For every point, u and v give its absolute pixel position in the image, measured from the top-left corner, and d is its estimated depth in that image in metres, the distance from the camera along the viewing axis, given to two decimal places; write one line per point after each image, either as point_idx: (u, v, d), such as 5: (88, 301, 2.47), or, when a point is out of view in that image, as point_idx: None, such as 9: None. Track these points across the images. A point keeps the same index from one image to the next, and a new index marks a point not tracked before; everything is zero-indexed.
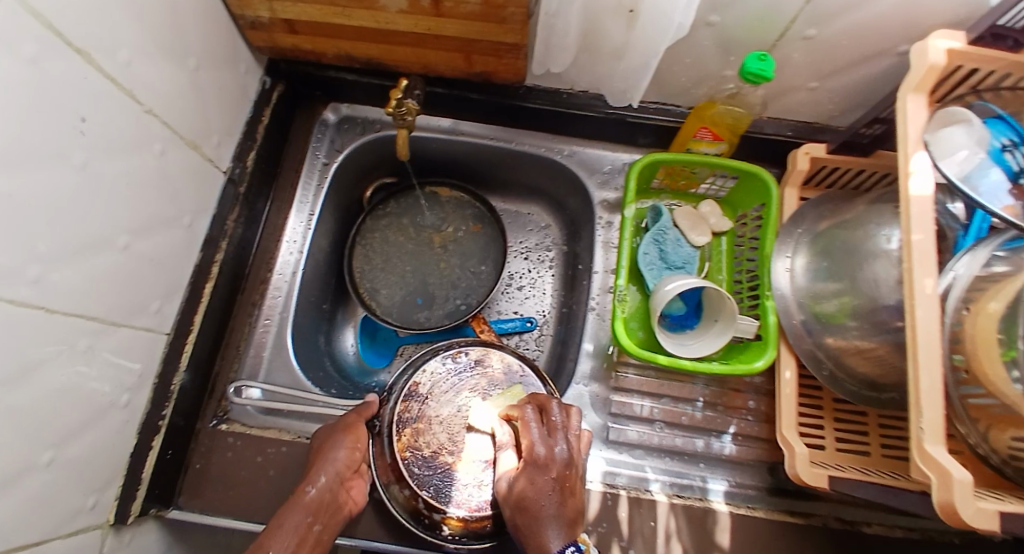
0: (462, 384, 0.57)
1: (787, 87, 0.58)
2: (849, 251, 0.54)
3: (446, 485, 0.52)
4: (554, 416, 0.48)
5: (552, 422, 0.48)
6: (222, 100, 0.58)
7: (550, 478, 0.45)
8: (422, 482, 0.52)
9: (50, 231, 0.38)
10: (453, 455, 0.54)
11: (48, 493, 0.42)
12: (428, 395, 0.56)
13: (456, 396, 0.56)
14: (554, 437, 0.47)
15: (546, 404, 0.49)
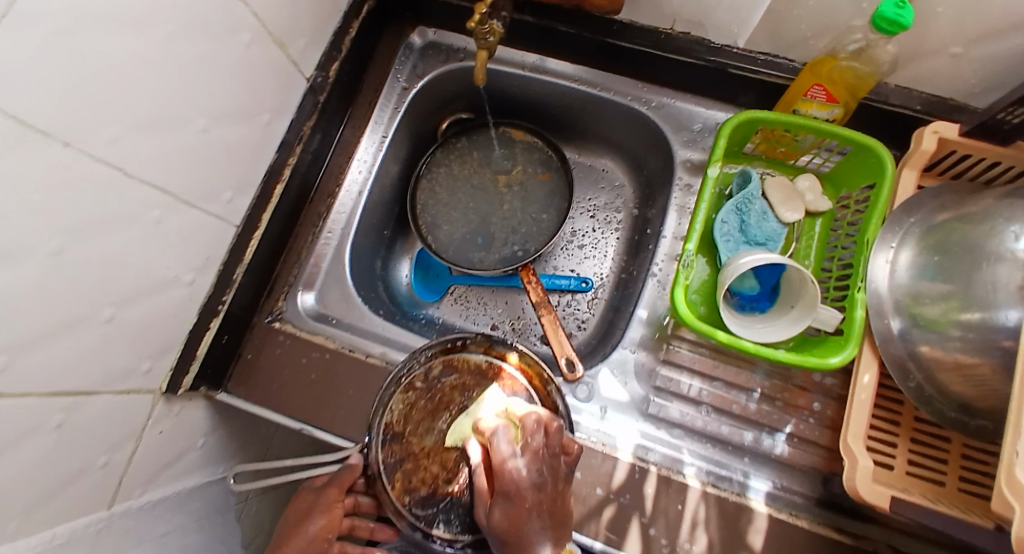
0: (435, 408, 0.56)
1: (924, 51, 0.48)
2: (967, 248, 0.46)
3: (451, 515, 0.53)
4: (532, 437, 0.47)
5: (530, 444, 0.47)
6: (314, 3, 0.58)
7: (527, 505, 0.45)
8: (431, 522, 0.52)
9: (126, 97, 0.39)
10: (450, 484, 0.53)
11: (102, 346, 0.45)
12: (404, 431, 0.55)
13: (435, 420, 0.56)
14: (528, 457, 0.46)
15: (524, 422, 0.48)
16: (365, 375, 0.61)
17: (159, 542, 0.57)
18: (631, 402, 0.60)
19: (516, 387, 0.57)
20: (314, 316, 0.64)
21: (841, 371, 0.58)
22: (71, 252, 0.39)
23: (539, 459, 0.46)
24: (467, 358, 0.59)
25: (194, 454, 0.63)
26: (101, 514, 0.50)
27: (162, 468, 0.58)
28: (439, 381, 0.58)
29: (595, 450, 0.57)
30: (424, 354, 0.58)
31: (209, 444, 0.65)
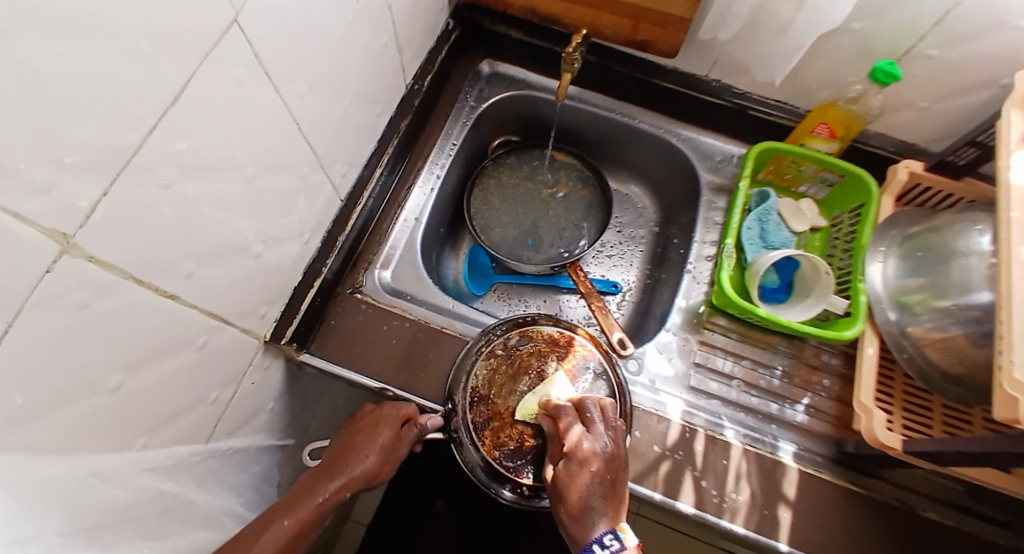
0: (516, 373, 0.64)
1: (900, 104, 0.67)
2: (942, 247, 0.60)
3: (538, 466, 0.60)
4: (590, 413, 0.56)
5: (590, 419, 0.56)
6: (425, 24, 0.71)
7: (591, 470, 0.51)
8: (520, 472, 0.60)
9: (299, 70, 0.48)
10: (533, 440, 0.61)
11: (246, 277, 0.51)
12: (490, 393, 0.63)
13: (516, 384, 0.64)
14: (598, 436, 0.54)
15: (582, 403, 0.57)
16: (443, 344, 0.67)
17: (235, 491, 0.60)
18: (676, 376, 0.69)
19: (588, 354, 0.67)
20: (389, 291, 0.71)
21: (840, 352, 0.70)
22: (257, 181, 0.47)
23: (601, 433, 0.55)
24: (540, 330, 0.68)
25: (261, 417, 0.64)
26: (198, 447, 0.52)
27: (244, 418, 0.60)
28: (518, 349, 0.66)
29: (650, 413, 0.65)
30: (501, 327, 0.67)
31: (274, 410, 0.67)
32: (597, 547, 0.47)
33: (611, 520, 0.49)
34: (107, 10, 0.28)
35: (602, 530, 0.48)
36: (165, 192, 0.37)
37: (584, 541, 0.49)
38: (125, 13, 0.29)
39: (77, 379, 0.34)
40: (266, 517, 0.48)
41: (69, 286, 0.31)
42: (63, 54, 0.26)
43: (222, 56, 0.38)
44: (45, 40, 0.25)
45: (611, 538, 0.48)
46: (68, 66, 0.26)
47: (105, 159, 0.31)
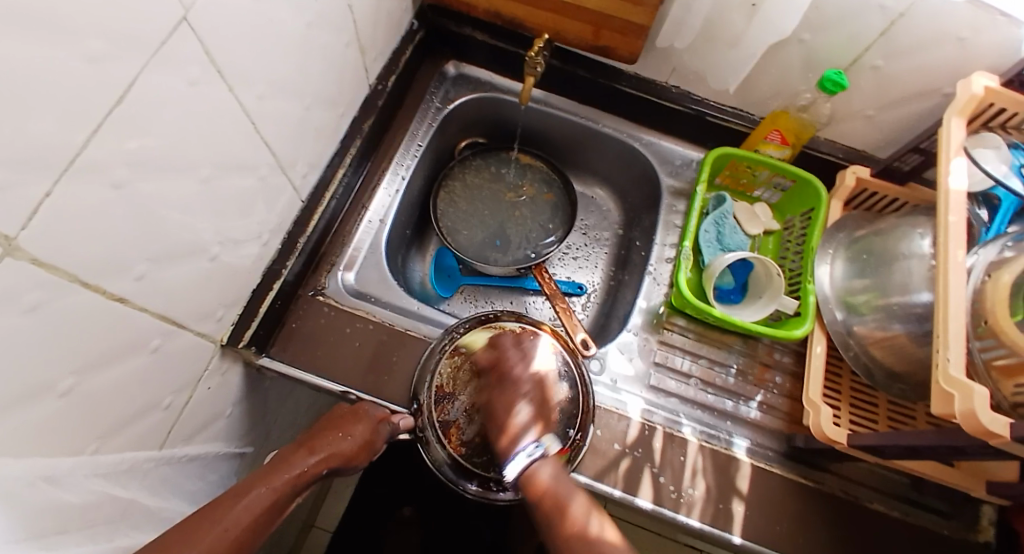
0: (478, 370, 0.66)
1: (848, 112, 0.71)
2: (885, 249, 0.63)
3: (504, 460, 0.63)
4: (527, 343, 0.68)
5: (526, 351, 0.67)
6: (389, 26, 0.70)
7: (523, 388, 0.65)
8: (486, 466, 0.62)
9: (259, 71, 0.47)
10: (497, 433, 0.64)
11: (202, 279, 0.50)
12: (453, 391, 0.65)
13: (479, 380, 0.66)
14: (527, 360, 0.67)
15: (520, 333, 0.68)
16: (407, 346, 0.67)
17: (188, 499, 0.58)
18: (636, 376, 0.71)
19: (551, 349, 0.68)
20: (353, 293, 0.71)
21: (791, 350, 0.73)
22: (214, 182, 0.47)
23: (533, 360, 0.67)
24: (503, 327, 0.69)
25: (220, 423, 0.63)
26: (153, 454, 0.51)
27: (201, 425, 0.59)
28: (481, 347, 0.68)
29: (611, 411, 0.67)
30: (463, 325, 0.67)
31: (233, 416, 0.66)
32: (527, 450, 0.61)
33: (539, 433, 0.62)
34: (60, 12, 0.27)
35: (530, 439, 0.61)
36: (117, 192, 0.36)
37: (508, 450, 0.61)
38: (79, 15, 0.28)
39: (25, 383, 0.33)
40: (244, 484, 0.50)
41: (19, 288, 0.30)
42: (18, 53, 0.25)
43: (177, 52, 0.37)
44: (4, 40, 0.24)
45: (535, 446, 0.61)
46: (18, 65, 0.26)
47: (51, 161, 0.30)
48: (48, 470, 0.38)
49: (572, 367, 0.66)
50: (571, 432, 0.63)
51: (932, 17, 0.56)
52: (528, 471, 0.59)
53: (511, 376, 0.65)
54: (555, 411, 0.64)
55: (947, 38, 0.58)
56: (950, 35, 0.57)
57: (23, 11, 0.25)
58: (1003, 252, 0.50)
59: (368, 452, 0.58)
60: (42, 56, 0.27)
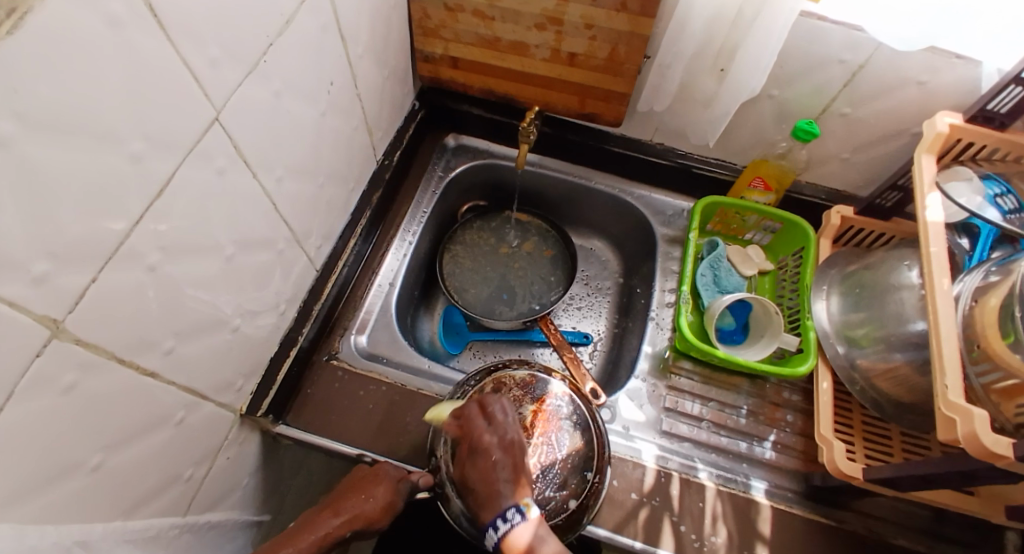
0: None
1: (824, 156, 0.75)
2: (878, 284, 0.65)
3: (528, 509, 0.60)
4: (494, 407, 0.61)
5: (494, 416, 0.60)
6: (392, 108, 0.77)
7: (494, 459, 0.57)
8: None
9: (278, 157, 0.52)
10: None
11: (222, 352, 0.53)
12: None
13: None
14: (490, 412, 0.60)
15: (484, 399, 0.61)
16: (418, 405, 0.69)
17: None
18: (648, 422, 0.71)
19: (562, 393, 0.67)
20: (366, 356, 0.73)
21: (800, 389, 0.74)
22: (237, 260, 0.50)
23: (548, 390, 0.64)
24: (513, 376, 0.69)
25: (238, 493, 0.64)
26: (178, 520, 0.52)
27: (219, 496, 0.60)
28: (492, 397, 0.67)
29: (626, 459, 0.67)
30: (474, 378, 0.67)
31: (250, 486, 0.66)
32: (500, 521, 0.54)
33: (516, 495, 0.56)
34: (100, 126, 0.31)
35: (507, 506, 0.55)
36: (150, 275, 0.39)
37: (491, 515, 0.55)
38: (118, 122, 0.32)
39: (57, 463, 0.35)
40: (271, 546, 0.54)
41: (56, 371, 0.33)
42: (61, 158, 0.29)
43: (207, 148, 0.41)
44: (47, 148, 0.28)
45: (515, 512, 0.54)
46: (62, 172, 0.29)
47: (90, 253, 0.33)
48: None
49: (583, 409, 0.66)
50: (589, 475, 0.62)
51: (887, 70, 0.61)
52: (506, 537, 0.54)
53: (481, 447, 0.58)
54: (570, 454, 0.63)
55: (908, 84, 0.62)
56: (909, 83, 0.62)
57: (64, 125, 0.29)
58: (988, 277, 0.51)
59: (390, 514, 0.58)
60: (83, 162, 0.30)
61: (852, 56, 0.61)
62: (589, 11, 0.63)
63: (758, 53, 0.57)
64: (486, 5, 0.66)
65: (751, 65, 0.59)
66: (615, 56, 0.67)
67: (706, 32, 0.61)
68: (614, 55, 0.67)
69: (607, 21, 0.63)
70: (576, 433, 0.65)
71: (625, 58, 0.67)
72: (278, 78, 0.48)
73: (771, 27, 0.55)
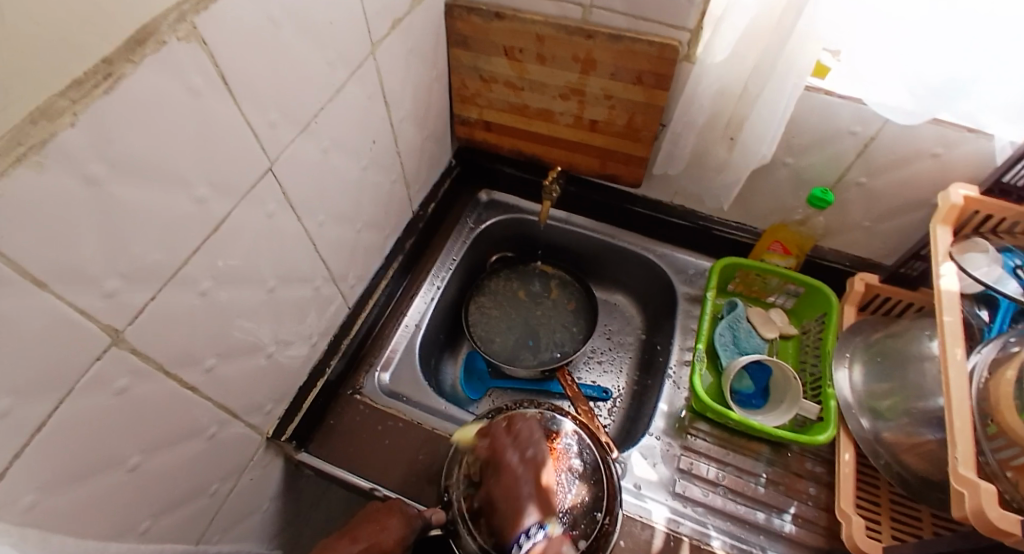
0: None
1: (845, 223, 0.76)
2: (901, 353, 0.63)
3: None
4: (519, 428, 0.67)
5: (519, 435, 0.66)
6: (430, 166, 0.85)
7: (520, 470, 0.64)
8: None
9: (323, 205, 0.60)
10: None
11: (257, 375, 0.58)
12: (479, 481, 0.65)
13: None
14: (523, 447, 0.65)
15: (513, 420, 0.68)
16: (430, 444, 0.71)
17: None
18: (660, 481, 0.70)
19: (570, 432, 0.69)
20: (387, 393, 0.77)
21: (824, 460, 0.71)
22: (277, 293, 0.57)
23: (528, 447, 0.66)
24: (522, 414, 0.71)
25: (256, 517, 0.67)
26: (190, 548, 0.55)
27: (238, 518, 0.63)
28: None
29: (634, 518, 0.66)
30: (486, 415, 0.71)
31: (269, 512, 0.70)
32: (524, 538, 0.59)
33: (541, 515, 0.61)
34: (170, 170, 0.38)
35: (531, 522, 0.60)
36: (202, 299, 0.45)
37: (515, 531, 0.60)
38: (187, 166, 0.39)
39: (98, 460, 0.40)
40: None
41: (112, 374, 0.39)
42: (140, 197, 0.36)
43: (261, 193, 0.49)
44: (129, 188, 0.35)
45: (538, 529, 0.60)
46: (137, 208, 0.36)
47: (152, 276, 0.39)
48: (94, 550, 0.42)
49: (595, 450, 0.67)
50: (599, 515, 0.63)
51: (900, 140, 0.63)
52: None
53: (505, 465, 0.64)
54: (582, 492, 0.65)
55: (922, 155, 0.64)
56: (924, 154, 0.64)
57: (144, 172, 0.36)
58: (1009, 346, 0.50)
59: (404, 547, 0.59)
60: (156, 203, 0.38)
61: (862, 127, 0.64)
62: (608, 84, 0.69)
63: (765, 123, 0.62)
64: (516, 78, 0.74)
65: (759, 135, 0.63)
66: (632, 124, 0.73)
67: (715, 104, 0.66)
68: (632, 123, 0.73)
69: (624, 93, 0.69)
70: (583, 478, 0.66)
71: (642, 125, 0.73)
72: (328, 140, 0.56)
73: (775, 98, 0.58)
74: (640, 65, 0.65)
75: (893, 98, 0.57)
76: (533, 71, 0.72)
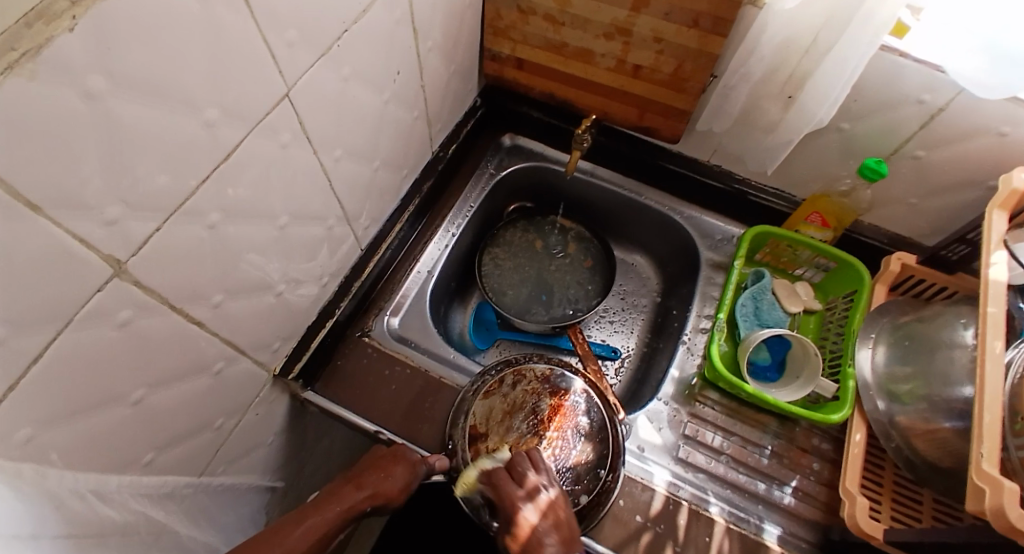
0: (513, 410, 0.67)
1: (890, 198, 0.72)
2: (929, 339, 0.61)
3: None
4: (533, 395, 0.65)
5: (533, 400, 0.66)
6: (454, 102, 0.79)
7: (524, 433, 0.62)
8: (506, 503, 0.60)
9: (340, 139, 0.55)
10: None
11: (265, 314, 0.56)
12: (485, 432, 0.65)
13: (512, 419, 0.67)
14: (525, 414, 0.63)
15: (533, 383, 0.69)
16: (437, 392, 0.70)
17: (218, 528, 0.62)
18: (664, 446, 0.70)
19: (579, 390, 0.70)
20: (395, 338, 0.75)
21: (832, 437, 0.70)
22: (289, 229, 0.53)
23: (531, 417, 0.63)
24: (533, 371, 0.71)
25: (260, 451, 0.68)
26: (192, 480, 0.55)
27: (242, 452, 0.63)
28: (512, 389, 0.69)
29: (635, 480, 0.66)
30: (495, 368, 0.70)
31: (274, 445, 0.70)
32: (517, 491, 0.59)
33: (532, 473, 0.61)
34: (175, 88, 0.34)
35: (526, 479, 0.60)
36: (209, 232, 0.42)
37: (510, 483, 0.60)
38: (196, 87, 0.35)
39: (99, 395, 0.38)
40: (296, 515, 0.53)
41: (113, 306, 0.36)
42: (144, 117, 0.32)
43: (275, 120, 0.44)
44: (128, 111, 0.31)
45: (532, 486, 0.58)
46: (138, 129, 0.32)
47: (157, 205, 0.36)
48: (94, 482, 0.42)
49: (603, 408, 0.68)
50: (602, 472, 0.64)
51: (971, 113, 0.58)
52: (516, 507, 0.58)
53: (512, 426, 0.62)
54: (586, 447, 0.65)
55: (987, 133, 0.59)
56: (990, 132, 0.58)
57: (146, 89, 0.32)
58: None
59: (406, 493, 0.60)
60: (160, 125, 0.34)
61: (933, 95, 0.58)
62: (660, 25, 0.62)
63: (828, 85, 0.56)
64: (557, 10, 0.67)
65: (819, 97, 0.58)
66: (678, 73, 0.67)
67: (776, 58, 0.60)
68: (678, 72, 0.67)
69: (676, 37, 0.63)
70: (589, 435, 0.66)
71: (689, 76, 0.67)
72: (350, 65, 0.51)
73: (845, 56, 0.53)
74: (698, 6, 0.58)
75: (970, 66, 0.50)
76: (576, 5, 0.65)
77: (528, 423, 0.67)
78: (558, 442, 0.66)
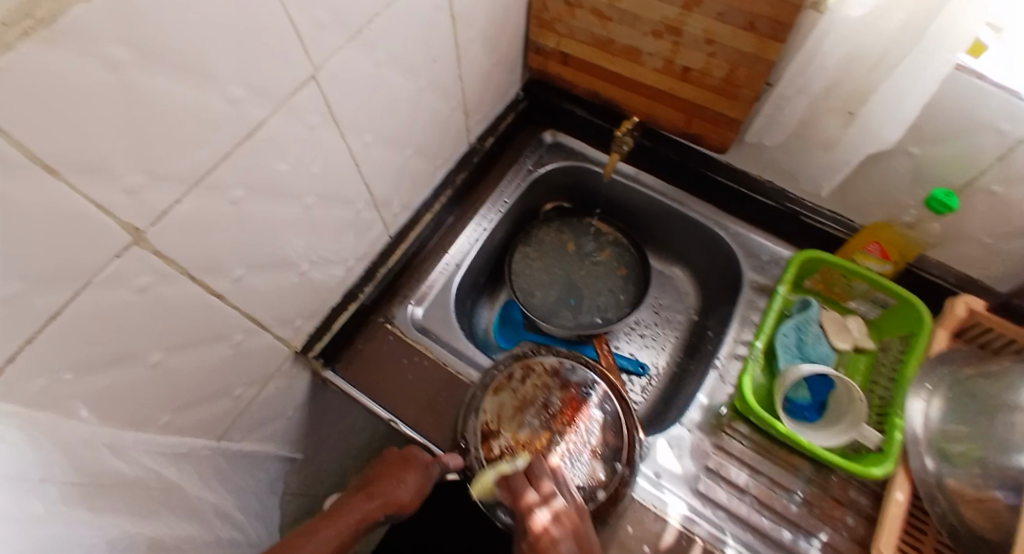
0: (523, 404, 0.65)
1: (963, 235, 0.64)
2: (991, 397, 0.54)
3: None
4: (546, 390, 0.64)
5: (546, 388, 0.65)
6: (497, 95, 0.78)
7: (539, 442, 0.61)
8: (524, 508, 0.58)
9: (370, 125, 0.55)
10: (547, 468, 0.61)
11: (286, 291, 0.57)
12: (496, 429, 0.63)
13: (523, 415, 0.65)
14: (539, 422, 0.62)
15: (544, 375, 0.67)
16: (449, 387, 0.70)
17: (234, 491, 0.64)
18: (683, 476, 0.65)
19: (588, 384, 0.67)
20: (417, 327, 0.75)
21: (871, 492, 0.63)
22: (315, 210, 0.54)
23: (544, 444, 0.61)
24: (542, 363, 0.68)
25: (280, 423, 0.70)
26: (210, 443, 0.58)
27: (262, 420, 0.65)
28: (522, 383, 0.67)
29: (647, 508, 0.62)
30: (502, 362, 0.68)
31: (293, 419, 0.72)
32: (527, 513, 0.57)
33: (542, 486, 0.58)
34: (201, 64, 0.34)
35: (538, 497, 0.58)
36: (232, 208, 0.43)
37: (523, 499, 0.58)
38: (221, 64, 0.36)
39: (119, 351, 0.40)
40: (311, 525, 0.51)
41: (134, 272, 0.38)
42: (169, 91, 0.33)
43: (302, 102, 0.44)
44: (153, 84, 0.32)
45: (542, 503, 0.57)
46: (162, 102, 0.33)
47: (178, 176, 0.37)
48: (113, 436, 0.44)
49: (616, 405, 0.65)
50: (617, 465, 0.61)
51: None
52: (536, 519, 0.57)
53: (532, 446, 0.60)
54: (601, 444, 0.63)
55: None
56: None
57: (173, 63, 0.32)
58: None
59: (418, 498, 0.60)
60: (183, 100, 0.34)
61: (1011, 125, 0.51)
62: (712, 26, 0.58)
63: (898, 100, 0.51)
64: (606, 5, 0.64)
65: (887, 113, 0.53)
66: (731, 78, 0.62)
67: (843, 69, 0.54)
68: (730, 77, 0.62)
69: (731, 39, 0.58)
70: (602, 428, 0.64)
71: (743, 82, 0.62)
72: (383, 49, 0.50)
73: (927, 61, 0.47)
74: (757, 7, 0.53)
75: None
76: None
77: (539, 418, 0.65)
78: (572, 439, 0.63)
